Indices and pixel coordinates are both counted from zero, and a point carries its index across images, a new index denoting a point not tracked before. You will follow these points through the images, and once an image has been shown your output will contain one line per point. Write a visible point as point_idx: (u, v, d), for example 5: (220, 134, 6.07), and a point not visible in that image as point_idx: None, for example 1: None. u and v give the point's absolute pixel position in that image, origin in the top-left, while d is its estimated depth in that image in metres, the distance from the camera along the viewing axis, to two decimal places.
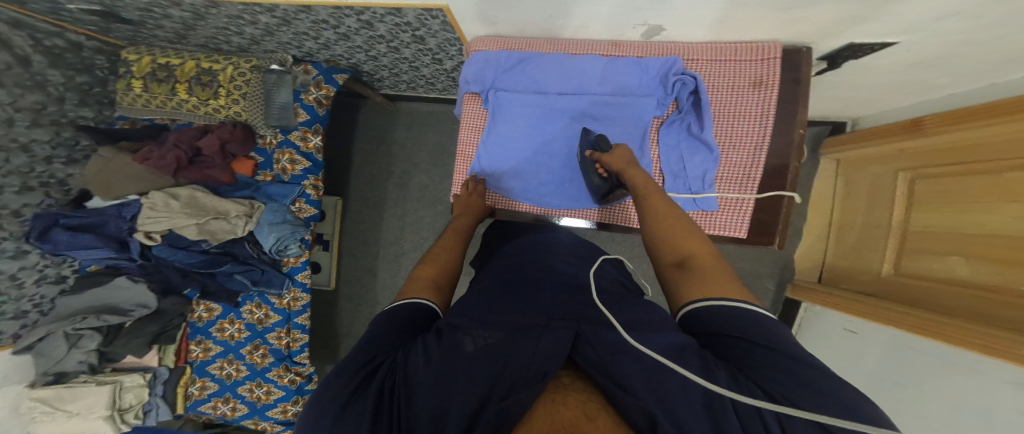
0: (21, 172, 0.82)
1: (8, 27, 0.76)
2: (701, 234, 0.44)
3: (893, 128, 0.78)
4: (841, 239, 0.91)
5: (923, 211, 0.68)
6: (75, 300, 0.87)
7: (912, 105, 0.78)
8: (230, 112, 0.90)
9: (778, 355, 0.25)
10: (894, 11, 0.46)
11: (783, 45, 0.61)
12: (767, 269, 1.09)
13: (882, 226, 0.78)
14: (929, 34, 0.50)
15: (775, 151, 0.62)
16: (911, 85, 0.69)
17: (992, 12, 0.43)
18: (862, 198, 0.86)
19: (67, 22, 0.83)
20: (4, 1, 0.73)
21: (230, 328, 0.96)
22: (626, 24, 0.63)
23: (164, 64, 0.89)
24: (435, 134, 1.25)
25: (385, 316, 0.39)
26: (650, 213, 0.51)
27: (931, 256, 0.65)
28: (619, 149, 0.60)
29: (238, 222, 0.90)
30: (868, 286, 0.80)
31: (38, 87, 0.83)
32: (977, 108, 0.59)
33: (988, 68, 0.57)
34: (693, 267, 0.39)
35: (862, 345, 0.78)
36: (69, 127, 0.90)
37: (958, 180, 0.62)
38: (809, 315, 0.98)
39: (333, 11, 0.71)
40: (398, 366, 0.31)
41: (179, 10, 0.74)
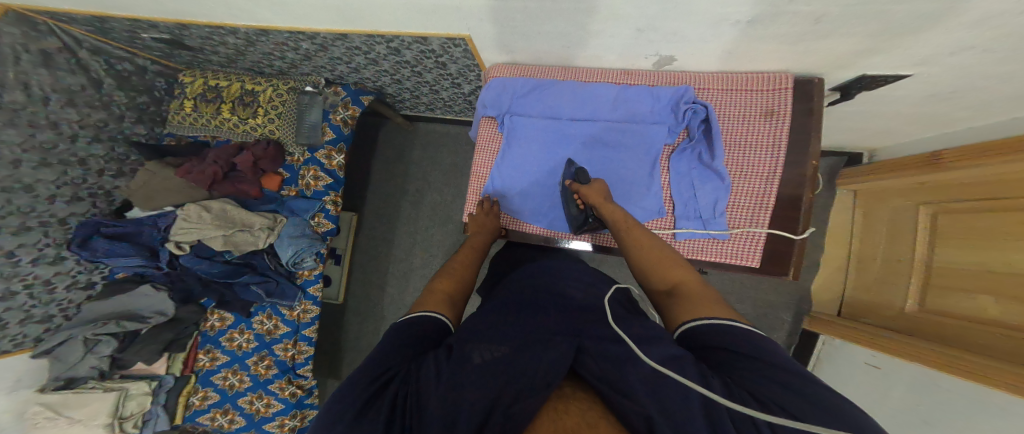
0: (75, 183, 0.89)
1: (89, 54, 0.87)
2: (683, 260, 0.46)
3: (911, 160, 0.77)
4: (862, 273, 0.87)
5: (946, 247, 0.66)
6: (98, 305, 0.90)
7: (932, 137, 0.77)
8: (265, 130, 0.97)
9: (765, 365, 0.27)
10: (904, 45, 0.47)
11: (795, 75, 0.62)
12: (783, 300, 1.05)
13: (905, 259, 0.75)
14: (942, 67, 0.50)
15: (788, 181, 0.62)
16: (929, 118, 0.68)
17: (1005, 48, 0.43)
18: (882, 230, 0.83)
19: (137, 49, 0.93)
20: (88, 30, 0.83)
21: (239, 338, 0.98)
22: (638, 55, 0.66)
23: (213, 86, 0.97)
24: (450, 155, 1.29)
25: (399, 329, 0.39)
26: (632, 245, 0.51)
27: (959, 293, 0.62)
28: (595, 184, 0.60)
29: (261, 234, 0.93)
30: (892, 322, 0.76)
31: (105, 106, 0.93)
32: (999, 142, 0.59)
33: (1008, 102, 0.56)
34: (682, 293, 0.40)
35: (886, 382, 0.74)
36: (123, 142, 0.98)
37: (977, 215, 0.61)
38: (828, 348, 0.93)
39: (366, 39, 0.77)
40: (410, 376, 0.32)
41: (234, 38, 0.83)
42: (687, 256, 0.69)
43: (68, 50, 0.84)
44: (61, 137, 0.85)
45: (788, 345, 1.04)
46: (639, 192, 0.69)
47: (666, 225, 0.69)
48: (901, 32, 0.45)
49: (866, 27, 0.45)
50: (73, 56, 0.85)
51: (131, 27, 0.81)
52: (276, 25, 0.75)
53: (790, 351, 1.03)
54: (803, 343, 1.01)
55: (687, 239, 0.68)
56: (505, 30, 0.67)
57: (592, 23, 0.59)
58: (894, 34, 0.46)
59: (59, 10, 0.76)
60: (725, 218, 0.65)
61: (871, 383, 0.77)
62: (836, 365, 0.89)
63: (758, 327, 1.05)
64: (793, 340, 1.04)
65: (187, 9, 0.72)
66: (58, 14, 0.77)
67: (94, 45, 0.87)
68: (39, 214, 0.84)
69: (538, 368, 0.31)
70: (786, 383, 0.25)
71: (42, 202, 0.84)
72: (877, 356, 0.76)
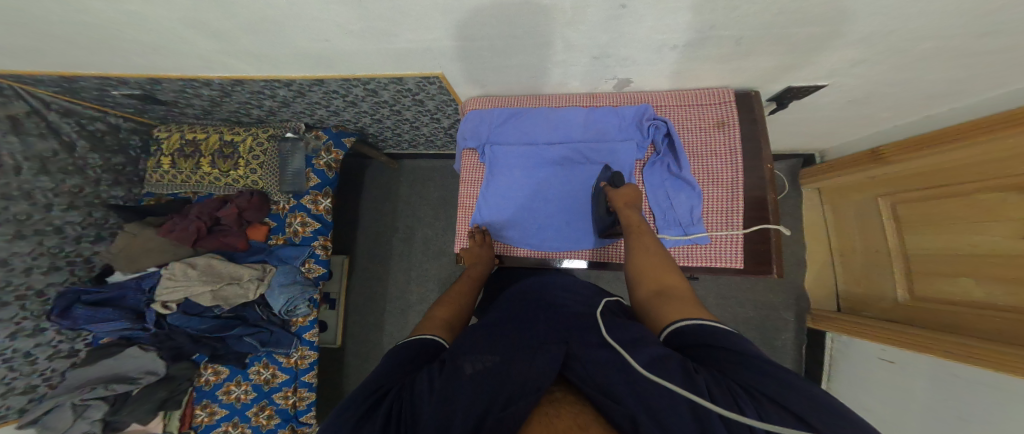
0: (51, 253, 0.88)
1: (59, 116, 0.87)
2: (676, 266, 0.50)
3: (858, 159, 0.86)
4: (848, 265, 0.95)
5: (912, 235, 0.75)
6: (85, 370, 0.87)
7: (868, 136, 0.86)
8: (248, 181, 0.98)
9: (742, 354, 0.31)
10: (819, 58, 0.55)
11: (735, 89, 0.70)
12: (781, 299, 1.10)
13: (882, 250, 0.83)
14: (852, 76, 0.59)
15: (751, 184, 0.68)
16: (860, 119, 0.77)
17: (897, 56, 0.52)
18: (854, 225, 0.92)
19: (109, 107, 0.93)
20: (58, 93, 0.84)
21: (236, 390, 0.95)
22: (599, 79, 0.72)
23: (190, 139, 0.99)
24: (437, 189, 1.33)
25: (403, 348, 0.44)
26: (635, 246, 0.55)
27: (942, 279, 0.69)
28: (627, 188, 0.63)
29: (250, 285, 0.94)
30: (890, 313, 0.83)
31: (79, 171, 0.93)
32: (939, 134, 0.67)
33: (920, 99, 0.64)
34: (673, 296, 0.44)
35: (904, 375, 0.76)
36: (101, 207, 0.98)
37: (934, 203, 0.69)
38: (839, 346, 0.97)
39: (343, 82, 0.81)
40: (404, 391, 0.35)
41: (209, 89, 0.85)
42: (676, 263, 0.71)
43: (36, 114, 0.84)
44: (35, 208, 0.85)
45: (799, 344, 1.08)
46: None
47: None
48: (811, 47, 0.52)
49: (783, 42, 0.52)
50: (42, 119, 0.85)
51: (101, 85, 0.82)
52: (251, 75, 0.78)
53: (801, 351, 1.08)
54: (812, 342, 1.06)
55: (673, 247, 0.71)
56: (474, 67, 0.72)
57: (555, 55, 0.64)
58: (807, 50, 0.53)
59: (24, 74, 0.75)
60: (703, 223, 0.69)
61: (889, 377, 0.79)
62: (852, 364, 0.92)
63: (762, 329, 1.10)
64: (801, 340, 1.08)
65: (160, 65, 0.73)
66: (24, 78, 0.77)
67: (62, 105, 0.87)
68: (15, 288, 0.82)
69: (528, 375, 0.34)
70: (762, 369, 0.28)
71: (18, 275, 0.83)
72: (890, 351, 0.80)
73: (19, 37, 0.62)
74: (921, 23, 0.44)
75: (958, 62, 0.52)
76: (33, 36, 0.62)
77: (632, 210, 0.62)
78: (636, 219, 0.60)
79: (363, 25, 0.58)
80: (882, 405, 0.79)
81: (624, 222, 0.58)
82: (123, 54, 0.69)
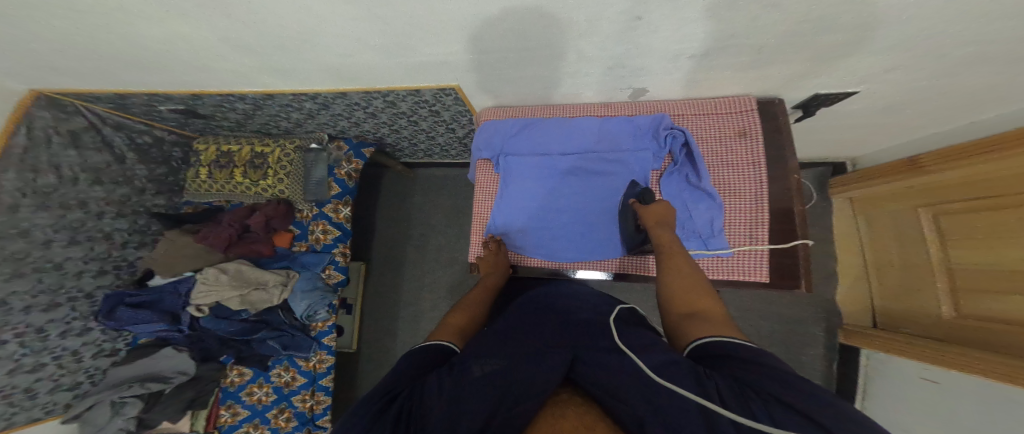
0: (100, 257, 0.97)
1: (112, 130, 0.96)
2: (711, 290, 0.48)
3: (890, 168, 0.82)
4: (884, 280, 0.88)
5: (958, 248, 0.69)
6: (124, 369, 0.94)
7: (906, 142, 0.81)
8: (275, 190, 1.03)
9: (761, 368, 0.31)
10: (848, 62, 0.53)
11: (756, 97, 0.68)
12: (809, 314, 1.04)
13: (922, 264, 0.77)
14: (884, 81, 0.56)
15: (775, 195, 0.66)
16: (893, 126, 0.73)
17: (935, 60, 0.49)
18: (891, 237, 0.86)
19: (154, 121, 1.01)
20: (112, 109, 0.92)
21: (258, 392, 0.99)
22: (614, 89, 0.72)
23: (225, 151, 1.06)
24: (450, 197, 1.35)
25: (415, 352, 0.46)
26: (669, 266, 0.53)
27: (990, 296, 0.62)
28: (660, 204, 0.61)
29: (275, 290, 0.98)
30: (933, 331, 0.75)
31: (127, 182, 1.02)
32: (980, 143, 0.62)
33: (963, 104, 0.60)
34: (707, 318, 0.43)
35: (948, 398, 0.70)
36: (145, 214, 1.06)
37: (980, 217, 0.63)
38: (876, 365, 0.91)
39: (364, 95, 0.85)
40: (415, 392, 0.36)
41: (243, 103, 0.90)
42: None
43: (93, 128, 0.92)
44: (89, 215, 0.94)
45: (828, 362, 1.01)
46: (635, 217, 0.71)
47: None
48: (835, 52, 0.50)
49: (806, 48, 0.50)
50: (97, 134, 0.94)
51: (149, 102, 0.89)
52: (281, 90, 0.82)
53: (832, 368, 1.01)
54: (844, 361, 0.99)
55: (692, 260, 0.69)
56: (488, 78, 0.73)
57: (567, 66, 0.65)
58: (833, 54, 0.51)
59: (83, 92, 0.82)
60: (724, 236, 0.67)
61: (930, 400, 0.73)
62: (892, 385, 0.86)
63: (788, 346, 1.04)
64: (831, 357, 1.01)
65: (200, 82, 0.79)
66: (85, 97, 0.85)
67: (115, 120, 0.95)
68: (68, 291, 0.90)
69: (538, 373, 0.36)
70: (781, 379, 0.28)
71: (70, 278, 0.91)
72: (932, 370, 0.74)
73: (84, 59, 0.69)
74: (961, 27, 0.41)
75: (1007, 65, 0.48)
76: (93, 58, 0.69)
77: (664, 230, 0.60)
78: (668, 238, 0.58)
79: (384, 40, 0.60)
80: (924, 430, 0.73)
81: (656, 242, 0.57)
82: (169, 74, 0.75)
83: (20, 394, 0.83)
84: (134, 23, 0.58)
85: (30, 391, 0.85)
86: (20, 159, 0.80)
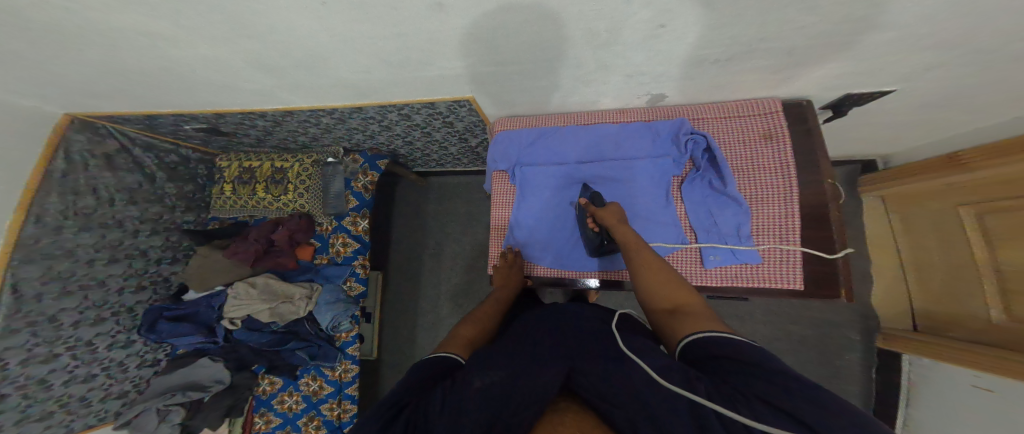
0: (138, 273, 1.02)
1: (141, 151, 1.01)
2: (686, 283, 0.51)
3: (934, 167, 0.82)
4: (926, 282, 0.87)
5: (1004, 248, 0.68)
6: (165, 378, 0.98)
7: (969, 132, 0.77)
8: (297, 204, 1.09)
9: (759, 367, 0.32)
10: (877, 50, 0.51)
11: (784, 100, 0.69)
12: (845, 317, 1.03)
13: (966, 265, 0.76)
14: (915, 66, 0.55)
15: (809, 201, 0.63)
16: (921, 118, 0.73)
17: (968, 42, 0.48)
18: (930, 236, 0.85)
19: (179, 140, 1.06)
20: (142, 130, 0.97)
21: (289, 400, 1.03)
22: (632, 96, 0.73)
23: (247, 167, 1.12)
24: (464, 205, 1.41)
25: (422, 365, 0.46)
26: (639, 263, 0.56)
27: None
28: (610, 207, 0.65)
29: (301, 303, 1.02)
30: (980, 335, 0.74)
31: (158, 200, 1.07)
32: (1011, 144, 0.65)
33: (1010, 80, 0.57)
34: (688, 312, 0.45)
35: (1001, 406, 0.66)
36: (176, 231, 1.11)
37: None
38: (919, 370, 0.88)
39: (380, 109, 0.86)
40: (420, 404, 0.38)
41: (264, 121, 0.93)
42: (723, 284, 0.67)
43: (123, 150, 0.98)
44: (125, 234, 0.99)
45: (867, 367, 1.00)
46: (656, 224, 0.72)
47: (692, 250, 0.69)
48: (860, 43, 0.50)
49: (835, 39, 0.49)
50: (129, 155, 0.99)
51: (175, 121, 0.92)
52: (300, 106, 0.84)
53: (872, 373, 0.99)
54: (884, 364, 0.97)
55: (719, 267, 0.67)
56: (504, 89, 0.74)
57: (584, 75, 0.66)
58: (859, 42, 0.50)
59: (115, 113, 0.86)
60: (752, 241, 0.65)
61: (983, 408, 0.70)
62: (937, 389, 0.83)
63: (822, 349, 1.03)
64: (871, 361, 1.00)
65: (226, 102, 0.82)
66: (115, 118, 0.89)
67: (144, 140, 1.01)
68: (112, 306, 0.96)
69: (534, 385, 0.37)
70: (777, 381, 0.30)
71: (113, 294, 0.96)
72: (986, 378, 0.70)
73: (116, 84, 0.72)
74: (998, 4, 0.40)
75: None
76: (122, 81, 0.71)
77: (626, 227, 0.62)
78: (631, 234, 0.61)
79: (402, 55, 0.61)
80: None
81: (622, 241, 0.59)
82: (194, 94, 0.78)
83: (76, 403, 0.89)
84: (167, 46, 0.60)
85: (85, 399, 0.91)
86: (60, 181, 0.86)
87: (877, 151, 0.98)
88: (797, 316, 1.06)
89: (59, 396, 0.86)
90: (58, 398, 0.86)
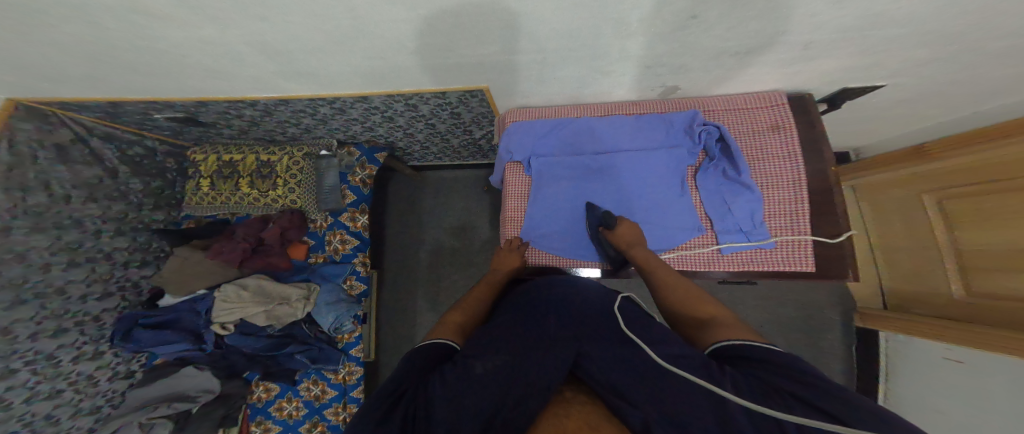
0: (102, 279, 0.91)
1: (100, 141, 0.89)
2: (711, 297, 0.52)
3: (892, 157, 0.89)
4: (893, 263, 0.95)
5: (965, 230, 0.76)
6: (145, 390, 0.90)
7: (935, 126, 0.86)
8: (287, 200, 1.00)
9: (801, 373, 0.33)
10: (880, 45, 0.55)
11: (787, 93, 0.73)
12: (826, 300, 1.12)
13: (930, 246, 0.84)
14: (907, 62, 0.60)
15: (815, 185, 0.68)
16: (900, 112, 0.80)
17: (960, 39, 0.53)
18: (896, 221, 0.93)
19: (145, 130, 0.94)
20: (101, 118, 0.84)
21: (288, 407, 0.97)
22: (647, 88, 0.75)
23: (227, 161, 1.01)
24: (462, 200, 1.38)
25: (414, 352, 0.45)
26: (657, 283, 0.59)
27: (1003, 274, 0.68)
28: (625, 226, 0.68)
29: (299, 305, 0.95)
30: (947, 310, 0.82)
31: (122, 197, 0.96)
32: (964, 136, 0.72)
33: (983, 77, 0.64)
34: (716, 323, 0.46)
35: (972, 374, 0.73)
36: (145, 232, 1.01)
37: (986, 199, 0.70)
38: (894, 345, 0.96)
39: (386, 98, 0.82)
40: (419, 394, 0.38)
41: (252, 110, 0.86)
42: (740, 267, 0.70)
43: (79, 140, 0.86)
44: (86, 235, 0.88)
45: (847, 345, 1.09)
46: (673, 213, 0.74)
47: (708, 241, 0.72)
48: (862, 37, 0.54)
49: (846, 34, 0.53)
50: (86, 147, 0.87)
51: (146, 109, 0.83)
52: (299, 95, 0.79)
53: (852, 351, 1.08)
54: (863, 342, 1.06)
55: (734, 252, 0.70)
56: (520, 79, 0.73)
57: (606, 66, 0.66)
58: (863, 36, 0.54)
59: (72, 99, 0.75)
60: (765, 226, 0.69)
61: (955, 377, 0.76)
62: (910, 362, 0.90)
63: (807, 330, 1.11)
64: (851, 340, 1.09)
65: (212, 88, 0.75)
66: (70, 105, 0.78)
67: (102, 129, 0.88)
68: (74, 315, 0.86)
69: (538, 371, 0.37)
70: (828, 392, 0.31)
71: (75, 302, 0.86)
72: (956, 351, 0.77)
73: (80, 65, 0.64)
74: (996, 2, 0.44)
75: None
76: (89, 62, 0.63)
77: (639, 247, 0.66)
78: (644, 254, 0.64)
79: (424, 42, 0.58)
80: (950, 406, 0.76)
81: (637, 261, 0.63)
82: (175, 79, 0.70)
83: (41, 422, 0.80)
84: (155, 25, 0.53)
85: (52, 418, 0.82)
86: (5, 176, 0.75)
87: (852, 144, 1.07)
88: (784, 300, 1.14)
89: (21, 415, 0.77)
90: (20, 418, 0.77)
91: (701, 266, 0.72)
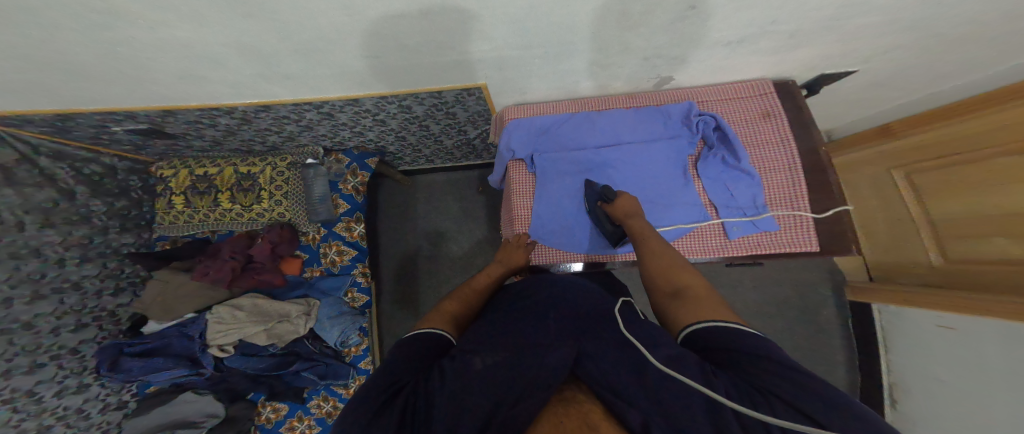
0: (75, 310, 0.84)
1: (50, 161, 0.81)
2: (692, 268, 0.49)
3: (868, 135, 0.95)
4: (873, 238, 1.02)
5: (935, 200, 0.81)
6: (143, 420, 0.87)
7: (891, 109, 0.92)
8: (275, 214, 0.96)
9: (769, 362, 0.31)
10: (857, 31, 0.58)
11: (772, 80, 0.77)
12: (817, 275, 1.17)
13: (905, 218, 0.90)
14: (882, 47, 0.64)
15: (808, 166, 0.71)
16: (873, 95, 0.85)
17: (925, 25, 0.57)
18: (871, 196, 0.99)
19: (102, 146, 0.86)
20: (50, 133, 0.77)
21: (300, 426, 0.92)
22: (642, 79, 0.76)
23: (201, 175, 0.95)
24: (456, 202, 1.36)
25: (399, 345, 0.43)
26: (645, 252, 0.56)
27: (973, 240, 0.74)
28: (625, 198, 0.68)
29: (300, 321, 0.91)
30: (925, 278, 0.89)
31: (85, 220, 0.87)
32: (930, 114, 0.78)
33: (948, 59, 0.68)
34: (689, 296, 0.44)
35: (961, 338, 0.77)
36: (114, 256, 0.91)
37: (949, 171, 0.76)
38: (888, 317, 1.01)
39: (378, 100, 0.79)
40: (419, 386, 0.35)
41: (229, 118, 0.81)
42: (751, 252, 0.70)
43: (26, 160, 0.78)
44: (47, 264, 0.80)
45: (841, 317, 1.14)
46: (679, 205, 0.74)
47: (715, 226, 0.72)
48: (839, 23, 0.56)
49: (829, 20, 0.55)
50: (35, 167, 0.79)
51: (103, 122, 0.76)
52: (282, 100, 0.74)
53: (847, 324, 1.13)
54: (856, 312, 1.11)
55: (741, 237, 0.71)
56: (516, 75, 0.72)
57: (605, 59, 0.66)
58: (843, 22, 0.56)
59: (15, 113, 0.68)
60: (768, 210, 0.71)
61: (946, 344, 0.81)
62: (904, 333, 0.95)
63: (802, 306, 1.16)
64: (845, 313, 1.14)
65: (184, 95, 0.69)
66: (12, 119, 0.70)
67: (50, 147, 0.80)
68: (48, 350, 0.79)
69: (540, 367, 0.34)
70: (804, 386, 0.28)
71: (46, 336, 0.79)
72: (949, 317, 0.80)
73: (27, 74, 0.57)
74: None
75: (988, 23, 0.57)
76: (36, 69, 0.56)
77: (634, 218, 0.66)
78: (639, 225, 0.63)
79: (422, 39, 0.56)
80: (944, 370, 0.81)
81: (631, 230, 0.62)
82: (142, 87, 0.65)
83: None
84: (120, 26, 0.48)
85: None
86: None
87: (825, 127, 1.13)
88: (777, 278, 1.19)
89: None
90: None
91: (712, 252, 0.72)
